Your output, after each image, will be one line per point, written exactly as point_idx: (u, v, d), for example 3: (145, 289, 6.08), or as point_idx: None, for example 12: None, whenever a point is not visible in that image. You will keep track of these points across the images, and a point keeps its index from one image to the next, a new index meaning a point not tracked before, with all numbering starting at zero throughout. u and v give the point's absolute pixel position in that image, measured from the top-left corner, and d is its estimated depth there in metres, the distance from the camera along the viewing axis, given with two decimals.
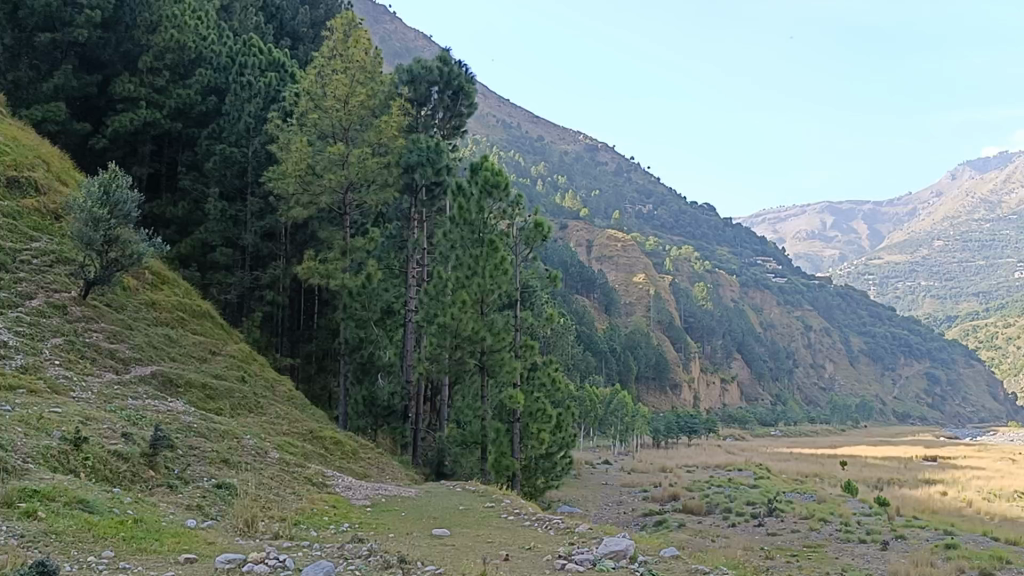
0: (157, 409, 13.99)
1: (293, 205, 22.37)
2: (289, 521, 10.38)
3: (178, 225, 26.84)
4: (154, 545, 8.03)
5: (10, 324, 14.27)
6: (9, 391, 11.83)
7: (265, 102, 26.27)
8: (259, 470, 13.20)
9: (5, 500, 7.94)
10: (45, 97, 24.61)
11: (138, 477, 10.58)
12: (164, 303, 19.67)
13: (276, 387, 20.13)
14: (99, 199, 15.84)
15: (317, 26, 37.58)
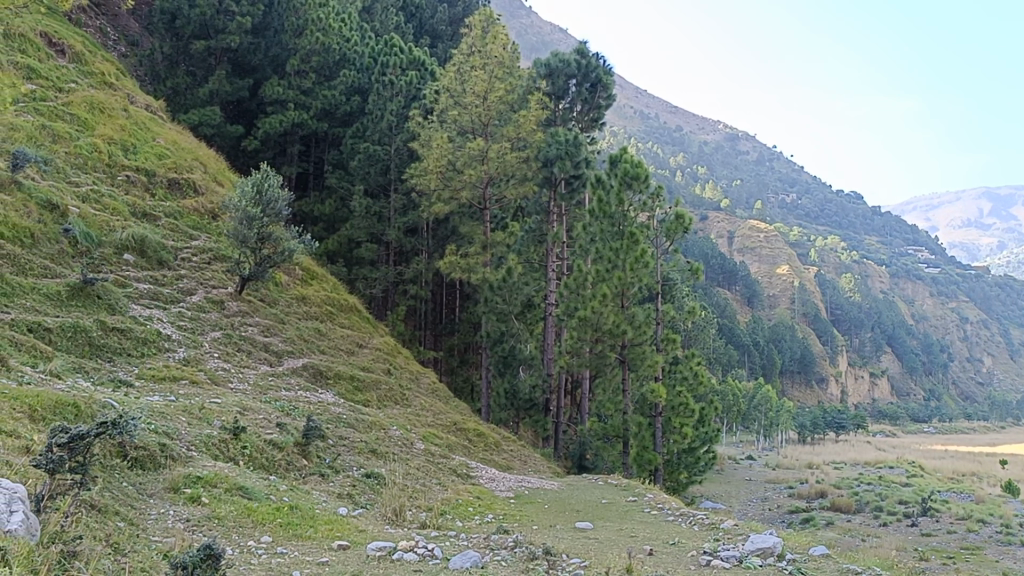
0: (309, 401, 14.48)
1: (434, 201, 22.73)
2: (436, 511, 10.56)
3: (326, 222, 27.77)
4: (309, 531, 8.31)
5: (173, 319, 15.02)
6: (173, 382, 12.46)
7: (406, 100, 26.70)
8: (406, 460, 13.49)
9: (172, 486, 8.37)
10: (201, 102, 25.94)
11: (292, 466, 10.95)
12: (314, 298, 20.37)
13: (421, 380, 20.55)
14: (253, 198, 16.49)
15: (456, 22, 37.87)
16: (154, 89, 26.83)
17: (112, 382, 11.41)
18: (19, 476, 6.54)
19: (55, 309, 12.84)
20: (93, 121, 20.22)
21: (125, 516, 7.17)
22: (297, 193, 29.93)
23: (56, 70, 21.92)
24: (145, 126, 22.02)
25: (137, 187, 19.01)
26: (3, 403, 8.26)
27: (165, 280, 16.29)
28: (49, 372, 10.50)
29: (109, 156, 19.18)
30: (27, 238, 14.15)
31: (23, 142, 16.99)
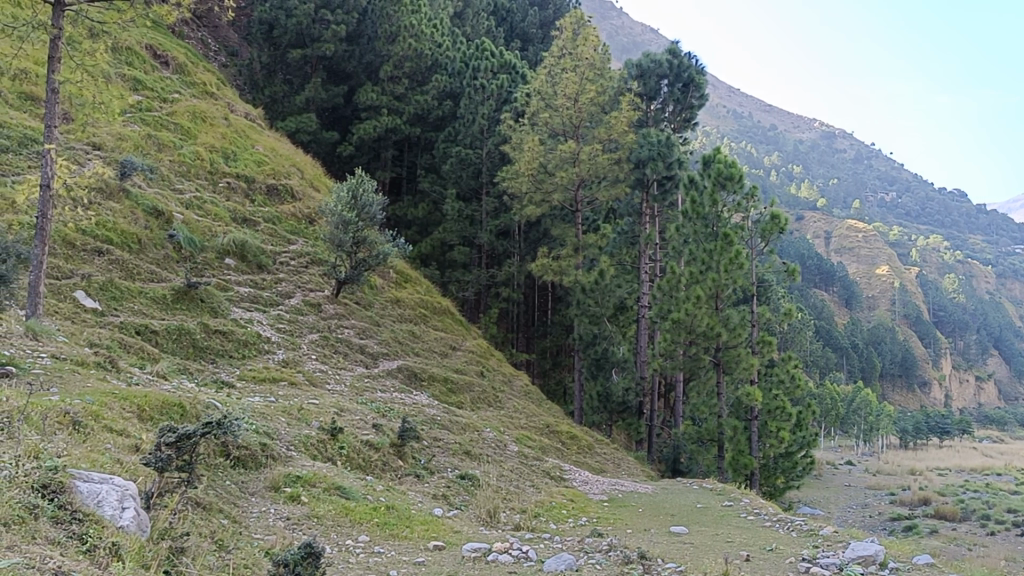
0: (403, 402, 14.64)
1: (526, 204, 23.34)
2: (530, 514, 10.58)
3: (419, 226, 28.30)
4: (406, 531, 8.39)
5: (272, 321, 15.38)
6: (273, 383, 12.75)
7: (498, 104, 26.61)
8: (500, 462, 13.55)
9: (273, 485, 8.56)
10: (298, 109, 26.69)
11: (388, 466, 11.10)
12: (408, 300, 20.65)
13: (514, 382, 20.61)
14: (348, 202, 16.90)
15: (547, 24, 37.85)
16: (252, 97, 27.62)
17: (215, 383, 11.74)
18: (131, 474, 6.80)
19: (161, 312, 13.30)
20: (196, 130, 20.89)
21: (229, 514, 7.36)
22: (391, 197, 30.40)
23: (161, 81, 22.72)
24: (244, 134, 22.63)
25: (238, 193, 19.54)
26: (114, 403, 8.56)
27: (264, 283, 16.72)
28: (157, 373, 10.86)
29: (211, 163, 19.77)
30: (133, 243, 14.70)
31: (130, 151, 17.66)
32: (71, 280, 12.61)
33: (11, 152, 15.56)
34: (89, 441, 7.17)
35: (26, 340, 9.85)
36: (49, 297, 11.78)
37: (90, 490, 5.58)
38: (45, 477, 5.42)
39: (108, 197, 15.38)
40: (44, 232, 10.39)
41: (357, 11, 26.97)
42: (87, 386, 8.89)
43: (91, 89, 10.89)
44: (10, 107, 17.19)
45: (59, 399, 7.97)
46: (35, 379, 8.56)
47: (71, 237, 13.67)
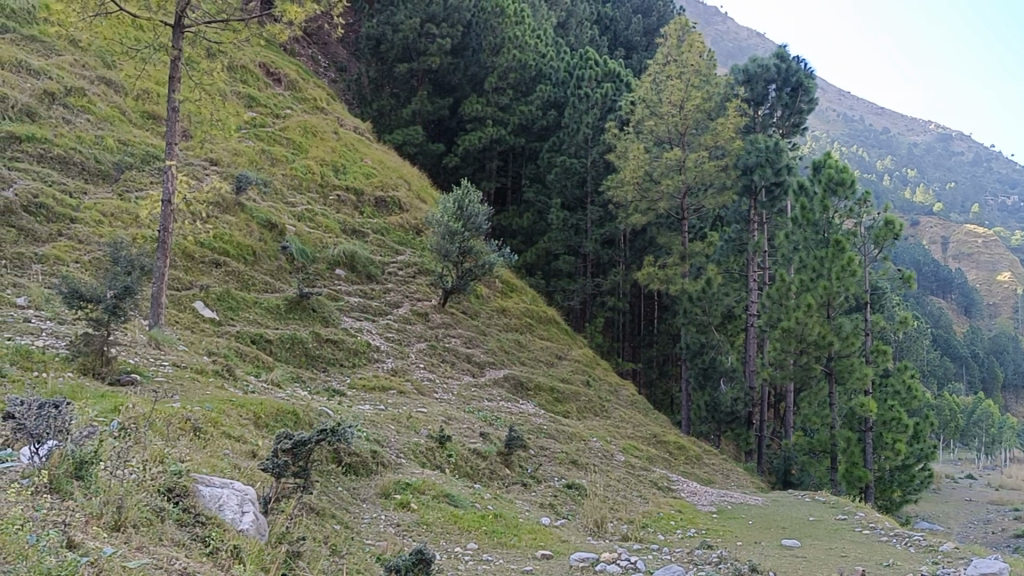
0: (510, 412, 14.70)
1: (632, 212, 23.34)
2: (637, 524, 10.49)
3: (524, 236, 28.55)
4: (513, 539, 8.39)
5: (382, 330, 15.67)
6: (382, 392, 12.95)
7: (603, 112, 26.18)
8: (606, 472, 13.48)
9: (383, 491, 8.72)
10: (405, 122, 27.17)
11: (495, 475, 11.17)
12: (514, 310, 20.78)
13: (620, 392, 20.47)
14: (454, 213, 17.21)
15: (651, 32, 37.54)
16: (361, 111, 28.24)
17: (327, 391, 11.99)
18: (249, 479, 7.00)
19: (275, 322, 13.69)
20: (307, 145, 21.44)
21: (341, 520, 7.52)
22: (496, 208, 30.69)
23: (274, 97, 23.42)
24: (353, 148, 23.12)
25: (347, 205, 19.96)
26: (232, 410, 8.84)
27: (373, 293, 17.05)
28: (271, 381, 11.17)
29: (322, 176, 20.28)
30: (249, 255, 15.18)
31: (245, 166, 18.26)
32: (190, 291, 13.07)
33: (135, 168, 16.26)
34: (209, 447, 7.43)
35: (150, 349, 10.27)
36: (170, 308, 12.24)
37: (212, 494, 5.78)
38: (171, 480, 5.63)
39: (225, 210, 15.92)
40: (166, 245, 10.81)
41: (462, 23, 27.38)
42: (206, 394, 9.19)
43: (208, 107, 11.29)
44: (133, 126, 17.97)
45: (180, 406, 8.26)
46: (159, 387, 8.91)
47: (190, 249, 14.21)
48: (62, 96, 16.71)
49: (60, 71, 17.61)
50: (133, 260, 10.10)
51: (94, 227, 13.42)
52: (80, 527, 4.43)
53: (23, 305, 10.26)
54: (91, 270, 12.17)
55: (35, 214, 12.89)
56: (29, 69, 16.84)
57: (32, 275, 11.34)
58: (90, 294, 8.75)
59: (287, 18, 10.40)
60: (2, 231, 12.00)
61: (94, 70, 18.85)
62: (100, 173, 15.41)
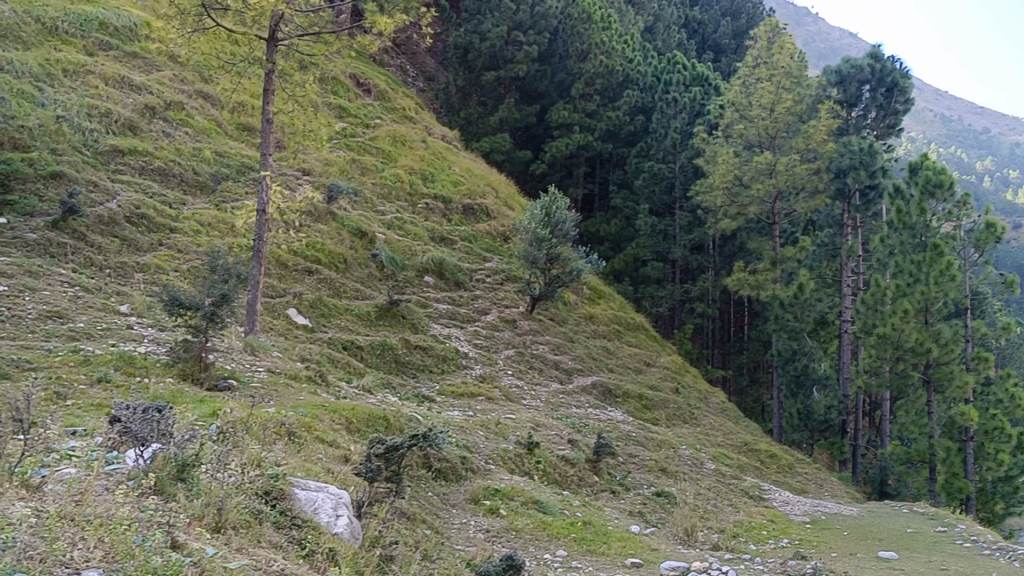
0: (598, 418, 14.68)
1: (722, 217, 23.13)
2: (728, 533, 10.34)
3: (611, 242, 28.45)
4: (603, 547, 8.33)
5: (470, 337, 15.79)
6: (471, 398, 13.04)
7: (692, 116, 26.31)
8: (696, 480, 13.32)
9: (473, 497, 8.80)
10: (492, 130, 27.36)
11: (584, 482, 11.14)
12: (601, 316, 20.73)
13: (711, 399, 20.20)
14: (542, 220, 17.36)
15: (740, 35, 37.18)
16: (448, 120, 28.50)
17: (417, 397, 12.13)
18: (341, 483, 7.11)
19: (366, 328, 13.93)
20: (396, 154, 21.77)
21: (432, 524, 7.60)
22: (583, 214, 30.63)
23: (364, 108, 23.83)
24: (442, 156, 23.36)
25: (436, 213, 20.16)
26: (325, 415, 9.01)
27: (461, 300, 17.19)
28: (363, 387, 11.35)
29: (411, 185, 20.54)
30: (340, 262, 15.46)
31: (337, 176, 18.62)
32: (284, 298, 13.36)
33: (231, 179, 16.69)
34: (304, 451, 7.60)
35: (246, 355, 10.53)
36: (265, 315, 12.54)
37: (308, 498, 5.90)
38: (269, 484, 5.75)
39: (317, 219, 16.25)
40: (260, 253, 11.08)
41: (548, 30, 27.38)
42: (300, 399, 9.38)
43: (301, 118, 11.54)
44: (230, 138, 18.47)
45: (275, 411, 8.45)
46: (255, 393, 9.12)
47: (284, 257, 14.53)
48: (162, 110, 17.27)
49: (160, 86, 18.21)
50: (229, 268, 10.36)
51: (192, 237, 13.83)
52: (183, 527, 4.56)
53: (127, 313, 10.62)
54: (190, 278, 12.54)
55: (136, 224, 13.33)
56: (131, 85, 17.46)
57: (135, 283, 11.73)
58: (189, 302, 9.02)
59: (377, 29, 10.55)
60: (107, 241, 12.45)
61: (193, 84, 19.43)
62: (198, 184, 15.86)
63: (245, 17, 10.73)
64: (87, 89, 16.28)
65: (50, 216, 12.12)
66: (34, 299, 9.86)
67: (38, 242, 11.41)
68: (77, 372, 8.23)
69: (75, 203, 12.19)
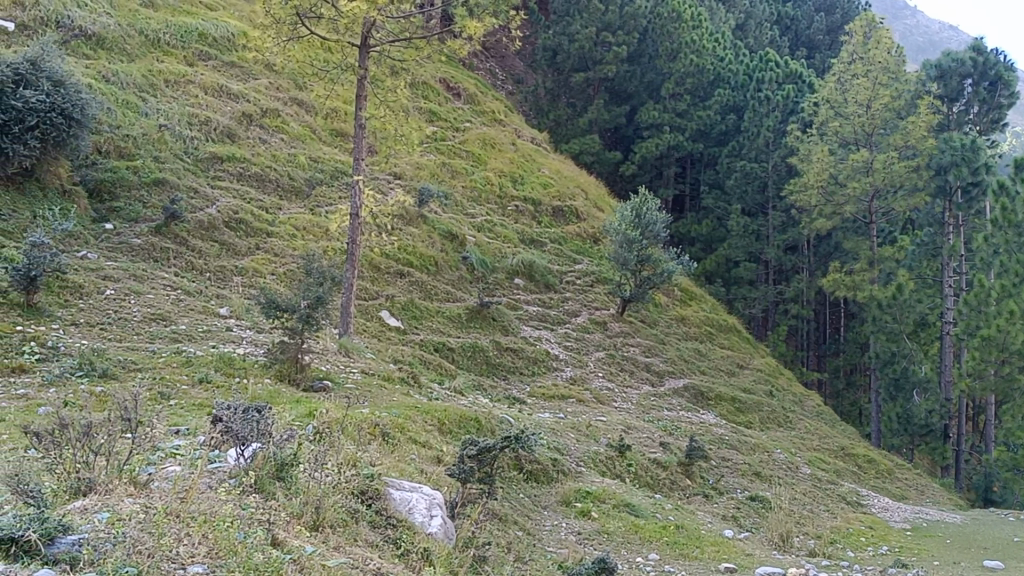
0: (690, 421, 14.52)
1: (817, 217, 22.69)
2: (825, 539, 10.11)
3: (703, 243, 28.14)
4: (696, 551, 8.20)
5: (560, 339, 15.80)
6: (561, 400, 13.03)
7: (785, 114, 25.80)
8: (791, 485, 13.07)
9: (564, 500, 8.80)
10: (582, 131, 27.33)
11: (676, 485, 11.01)
12: (693, 318, 20.52)
13: (806, 402, 19.79)
14: (632, 221, 17.39)
15: (834, 31, 36.52)
16: (538, 122, 28.57)
17: (507, 399, 12.19)
18: (435, 484, 7.18)
19: (457, 330, 14.04)
20: (485, 157, 21.90)
21: (523, 526, 7.63)
22: (674, 215, 30.34)
23: (454, 112, 24.05)
24: (531, 158, 23.42)
25: (525, 215, 20.22)
26: (417, 416, 9.11)
27: (552, 302, 17.20)
28: (454, 388, 11.43)
29: (500, 188, 20.65)
30: (432, 265, 15.61)
31: (427, 179, 18.85)
32: (377, 300, 13.56)
33: (325, 184, 17.01)
34: (397, 452, 7.69)
35: (340, 357, 10.73)
36: (359, 317, 12.74)
37: (402, 497, 5.97)
38: (364, 484, 5.84)
39: (408, 222, 16.43)
40: (353, 256, 11.24)
41: (638, 31, 26.94)
42: (393, 400, 9.50)
43: (392, 123, 11.62)
44: (323, 143, 18.83)
45: (369, 412, 8.58)
46: (349, 393, 9.28)
47: (377, 260, 14.75)
48: (258, 117, 17.70)
49: (256, 95, 18.66)
50: (324, 271, 10.54)
51: (288, 241, 14.15)
52: (283, 525, 4.65)
53: (226, 315, 10.91)
54: (286, 281, 12.84)
55: (235, 229, 13.68)
56: (229, 94, 17.94)
57: (233, 286, 12.05)
58: (285, 304, 9.20)
59: (467, 33, 10.65)
60: (207, 245, 12.79)
61: (288, 92, 19.86)
62: (293, 189, 16.20)
63: (338, 25, 10.96)
64: (187, 98, 16.79)
65: (153, 221, 12.53)
66: (139, 302, 10.21)
67: (142, 247, 11.81)
68: (180, 372, 8.49)
69: (177, 209, 12.56)
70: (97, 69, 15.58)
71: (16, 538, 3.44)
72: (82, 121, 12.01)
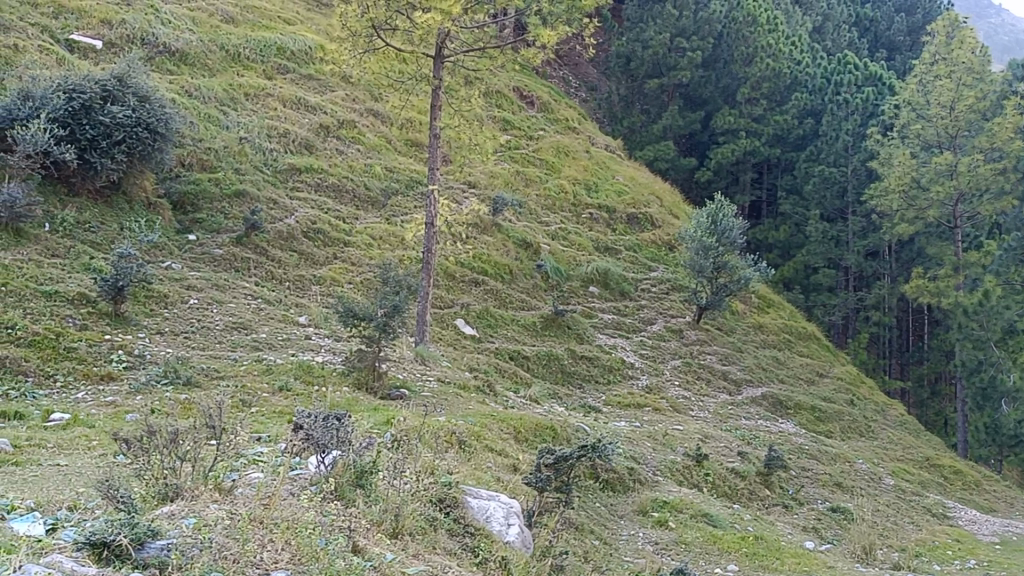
0: (769, 431, 14.30)
1: (899, 222, 22.19)
2: (910, 553, 9.86)
3: (781, 249, 27.73)
4: (776, 563, 8.06)
5: (635, 347, 15.70)
6: (638, 409, 12.94)
7: (865, 118, 25.47)
8: (874, 496, 12.76)
9: (641, 509, 8.74)
10: (656, 138, 27.18)
11: (755, 495, 10.85)
12: (771, 326, 20.24)
13: (889, 411, 19.33)
14: (708, 228, 17.33)
15: (915, 31, 35.76)
16: (611, 129, 28.47)
17: (583, 407, 12.15)
18: (511, 492, 7.18)
19: (532, 339, 14.05)
20: (560, 165, 21.90)
21: (600, 535, 7.59)
22: (751, 221, 29.95)
23: (528, 120, 24.12)
24: (605, 166, 23.36)
25: (600, 223, 20.17)
26: (493, 424, 9.13)
27: (627, 310, 17.10)
28: (529, 397, 11.43)
29: (574, 196, 20.63)
30: (506, 273, 15.66)
31: (502, 188, 18.93)
32: (452, 309, 13.65)
33: (400, 194, 17.18)
34: (473, 460, 7.73)
35: (416, 365, 10.81)
36: (434, 326, 12.83)
37: (480, 506, 5.99)
38: (442, 491, 5.86)
39: (483, 231, 16.52)
40: (429, 265, 11.30)
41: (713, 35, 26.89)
42: (469, 408, 9.54)
43: (467, 132, 11.70)
44: (399, 153, 19.04)
45: (446, 420, 8.62)
46: (426, 401, 9.35)
47: (452, 268, 14.85)
48: (335, 128, 17.97)
49: (333, 106, 18.95)
50: (400, 280, 10.63)
51: (365, 250, 14.33)
52: (364, 533, 4.70)
53: (305, 324, 11.08)
54: (363, 290, 13.01)
55: (313, 239, 13.90)
56: (307, 106, 18.26)
57: (312, 295, 12.25)
58: (362, 313, 9.28)
59: (540, 42, 10.64)
60: (286, 255, 13.02)
61: (364, 103, 20.12)
62: (369, 199, 16.39)
63: (413, 35, 11.04)
64: (267, 111, 17.13)
65: (235, 232, 12.79)
66: (221, 311, 10.43)
67: (223, 257, 12.08)
68: (261, 381, 8.64)
69: (258, 220, 12.82)
70: (180, 84, 16.00)
71: (108, 542, 3.50)
72: (167, 134, 12.31)
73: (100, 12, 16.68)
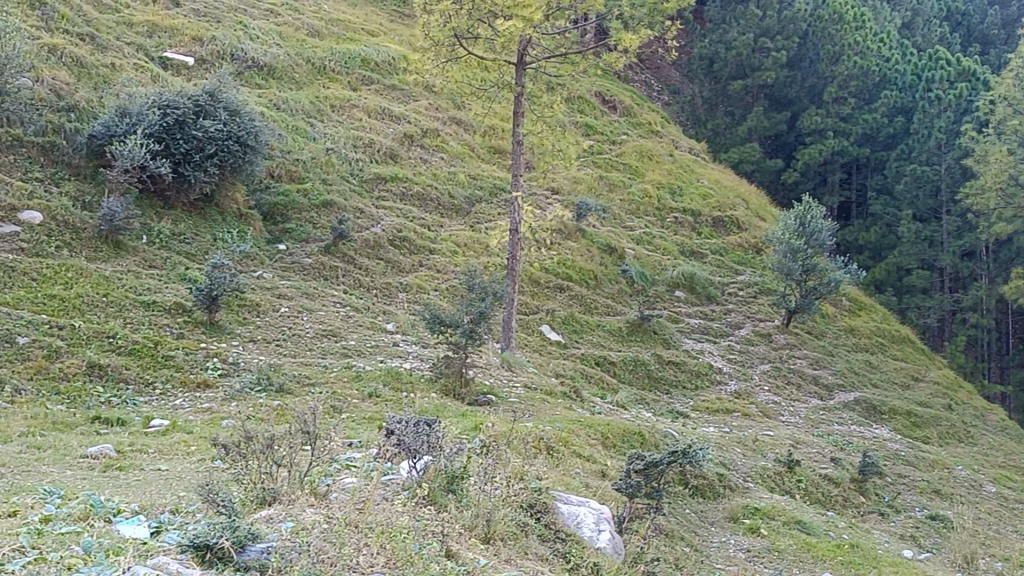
0: (863, 436, 13.97)
1: (996, 221, 21.48)
2: (1014, 563, 9.50)
3: (872, 250, 27.09)
4: (873, 571, 7.87)
5: (723, 351, 15.51)
6: (726, 414, 12.77)
7: (958, 114, 24.82)
8: (975, 504, 12.35)
9: (732, 516, 8.63)
10: (741, 140, 26.83)
11: (850, 502, 10.60)
12: (863, 329, 19.79)
13: (989, 416, 18.71)
14: (796, 229, 16.95)
15: (1010, 23, 34.51)
16: (695, 132, 28.22)
17: (671, 413, 12.05)
18: (601, 498, 7.14)
19: (617, 344, 13.98)
20: (643, 169, 21.77)
21: (691, 542, 7.51)
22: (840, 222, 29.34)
23: (610, 124, 24.06)
24: (689, 169, 23.15)
25: (685, 226, 19.98)
26: (582, 430, 9.11)
27: (714, 314, 16.90)
28: (617, 403, 11.39)
29: (658, 200, 20.47)
30: (591, 279, 15.62)
31: (585, 193, 18.91)
32: (537, 315, 13.66)
33: (484, 201, 17.28)
34: (562, 466, 7.73)
35: (503, 371, 10.85)
36: (520, 332, 12.86)
37: (570, 512, 5.98)
38: (532, 497, 5.87)
39: (567, 237, 16.52)
40: (514, 272, 11.31)
41: (798, 34, 26.36)
42: (556, 414, 9.53)
43: (549, 139, 11.65)
44: (482, 161, 19.15)
45: (534, 426, 8.63)
46: (513, 408, 9.38)
47: (537, 275, 14.87)
48: (420, 137, 18.16)
49: (417, 115, 19.17)
50: (486, 287, 10.68)
51: (450, 257, 14.45)
52: (457, 537, 4.73)
53: (393, 331, 11.22)
54: (448, 297, 13.12)
55: (399, 247, 14.05)
56: (391, 116, 18.49)
57: (399, 303, 12.40)
58: (449, 320, 9.34)
59: (622, 46, 10.64)
60: (373, 263, 13.19)
61: (447, 112, 20.29)
62: (453, 207, 16.51)
63: (494, 43, 11.06)
64: (352, 122, 17.41)
65: (323, 241, 13.02)
66: (311, 319, 10.62)
67: (313, 266, 12.30)
68: (350, 387, 8.76)
69: (345, 229, 13.02)
70: (269, 98, 16.35)
71: (210, 545, 3.60)
72: (256, 147, 12.60)
73: (192, 30, 17.17)
